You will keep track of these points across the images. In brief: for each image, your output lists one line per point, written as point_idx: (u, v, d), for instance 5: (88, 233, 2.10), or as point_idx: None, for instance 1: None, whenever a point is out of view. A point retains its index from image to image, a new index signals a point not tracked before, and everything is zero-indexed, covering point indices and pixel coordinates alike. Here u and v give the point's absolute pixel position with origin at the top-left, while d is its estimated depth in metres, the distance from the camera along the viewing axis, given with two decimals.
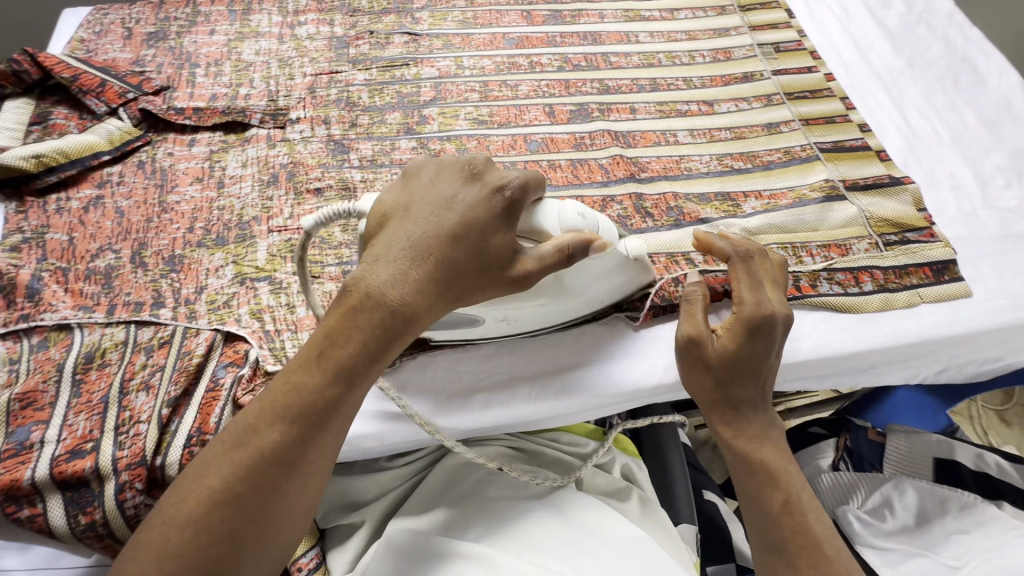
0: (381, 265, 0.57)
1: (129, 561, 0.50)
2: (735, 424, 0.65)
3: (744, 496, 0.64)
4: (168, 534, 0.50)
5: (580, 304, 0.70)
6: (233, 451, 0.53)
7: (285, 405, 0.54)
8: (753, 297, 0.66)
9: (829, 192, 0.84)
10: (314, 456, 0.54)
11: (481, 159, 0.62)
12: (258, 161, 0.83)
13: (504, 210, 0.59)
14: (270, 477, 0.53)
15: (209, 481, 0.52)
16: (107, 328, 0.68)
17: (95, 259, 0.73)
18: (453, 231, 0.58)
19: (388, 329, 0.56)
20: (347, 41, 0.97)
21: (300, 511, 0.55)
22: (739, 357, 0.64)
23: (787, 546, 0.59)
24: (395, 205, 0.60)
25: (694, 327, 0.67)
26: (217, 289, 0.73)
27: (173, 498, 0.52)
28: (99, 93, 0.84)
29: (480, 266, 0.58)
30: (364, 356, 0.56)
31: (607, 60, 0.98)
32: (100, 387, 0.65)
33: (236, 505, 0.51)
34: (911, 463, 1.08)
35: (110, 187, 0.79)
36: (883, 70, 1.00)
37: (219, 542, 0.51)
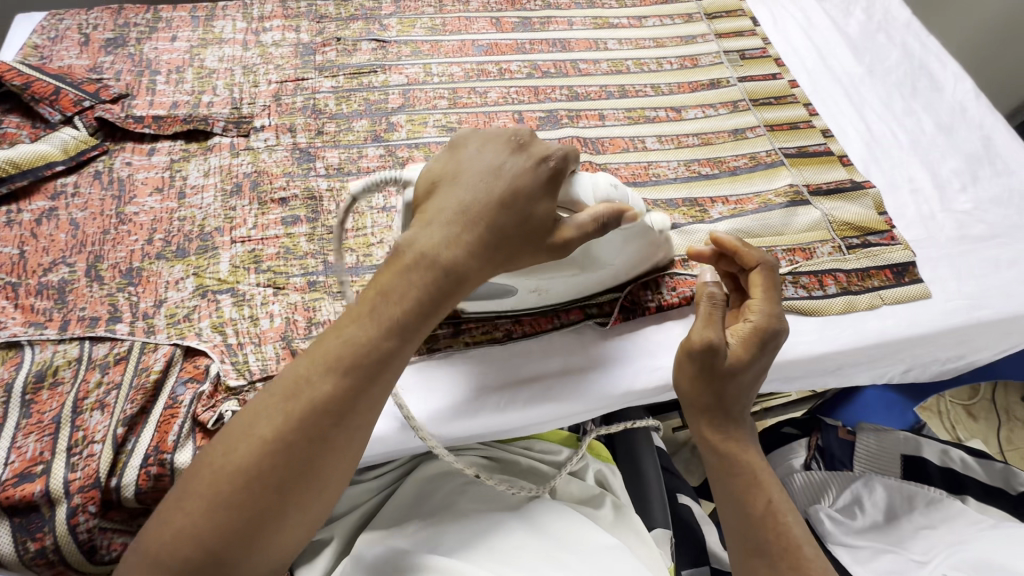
0: (431, 227, 0.59)
1: (181, 509, 0.52)
2: (726, 426, 0.66)
3: (726, 497, 0.64)
4: (223, 478, 0.52)
5: (607, 277, 0.72)
6: (286, 402, 0.54)
7: (337, 357, 0.55)
8: (774, 315, 0.67)
9: (793, 197, 0.86)
10: (363, 409, 0.56)
11: (525, 131, 0.64)
12: (220, 170, 0.81)
13: (549, 181, 0.61)
14: (323, 428, 0.54)
15: (261, 431, 0.53)
16: (60, 345, 0.66)
17: (48, 273, 0.71)
18: (500, 197, 0.60)
19: (437, 288, 0.58)
20: (314, 47, 0.96)
21: (346, 465, 0.56)
22: (750, 370, 0.65)
23: (770, 547, 0.60)
24: (445, 169, 0.62)
25: (713, 332, 0.65)
26: (177, 302, 0.71)
27: (227, 445, 0.54)
28: (53, 101, 0.82)
29: (525, 234, 0.60)
30: (414, 314, 0.58)
31: (576, 67, 0.98)
32: (52, 407, 0.63)
33: (288, 456, 0.53)
34: (880, 460, 1.10)
35: (65, 199, 0.77)
36: (844, 77, 1.03)
37: (269, 492, 0.52)
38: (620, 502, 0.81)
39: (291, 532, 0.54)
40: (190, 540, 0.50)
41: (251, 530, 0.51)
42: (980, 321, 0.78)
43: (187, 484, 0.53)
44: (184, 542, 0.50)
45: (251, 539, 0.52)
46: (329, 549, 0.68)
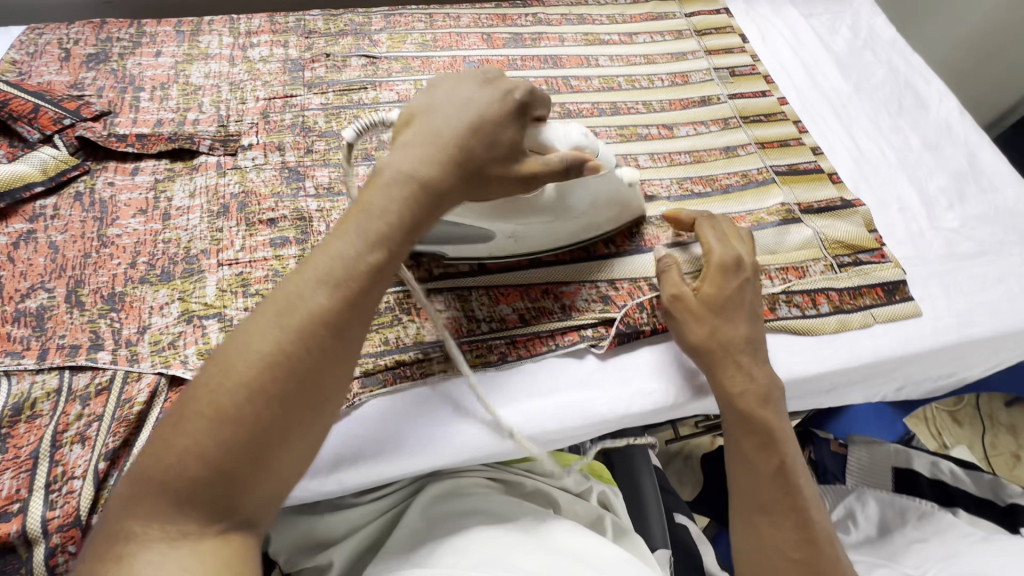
0: (412, 145, 0.57)
1: (178, 434, 0.48)
2: (741, 379, 0.68)
3: (738, 454, 0.68)
4: (217, 401, 0.48)
5: (578, 229, 0.76)
6: (282, 316, 0.51)
7: (333, 268, 0.52)
8: (726, 245, 0.72)
9: (785, 215, 0.86)
10: (358, 322, 0.53)
11: (493, 69, 0.64)
12: (206, 191, 0.79)
13: (518, 114, 0.61)
14: (318, 342, 0.51)
15: (257, 347, 0.50)
16: (38, 375, 0.64)
17: (25, 299, 0.68)
18: (474, 119, 0.58)
19: (428, 199, 0.56)
20: (303, 63, 0.94)
21: (344, 379, 0.54)
22: (730, 297, 0.69)
23: (776, 504, 0.64)
24: (418, 103, 0.61)
25: (677, 288, 0.71)
26: (162, 328, 0.68)
27: (218, 366, 0.50)
28: (32, 119, 0.79)
29: (503, 158, 0.60)
30: (407, 227, 0.55)
31: (568, 84, 0.98)
32: (29, 441, 0.60)
33: (288, 370, 0.49)
34: (871, 474, 1.11)
35: (44, 221, 0.74)
36: (832, 94, 1.04)
37: (273, 407, 0.49)
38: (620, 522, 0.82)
39: (299, 451, 0.51)
40: (197, 461, 0.47)
41: (257, 449, 0.48)
42: (970, 339, 0.79)
43: (180, 410, 0.49)
44: (188, 467, 0.47)
45: (255, 458, 0.48)
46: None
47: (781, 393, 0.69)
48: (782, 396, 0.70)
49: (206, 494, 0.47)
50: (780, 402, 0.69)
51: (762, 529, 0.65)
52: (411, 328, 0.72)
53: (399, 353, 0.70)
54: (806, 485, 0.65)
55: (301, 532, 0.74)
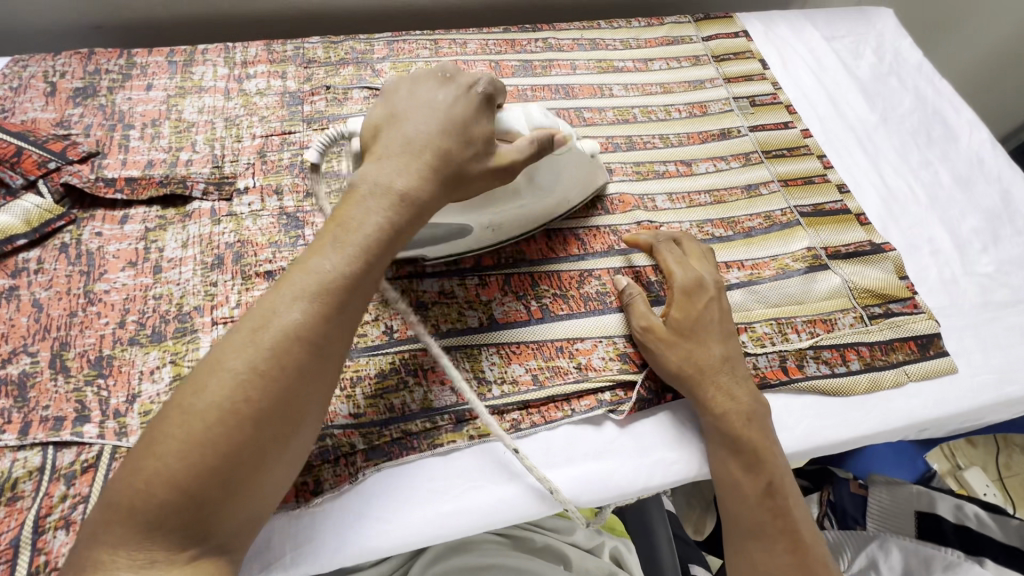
0: (385, 157, 0.56)
1: (150, 456, 0.46)
2: (722, 397, 0.67)
3: (725, 477, 0.66)
4: (190, 422, 0.46)
5: (550, 206, 0.78)
6: (256, 334, 0.49)
7: (308, 283, 0.51)
8: (686, 269, 0.73)
9: (812, 261, 0.82)
10: (337, 337, 0.52)
11: (450, 66, 0.64)
12: (200, 241, 0.75)
13: (483, 105, 0.62)
14: (296, 360, 0.49)
15: (231, 366, 0.48)
16: (20, 452, 0.60)
17: (6, 365, 0.64)
18: (442, 123, 0.59)
19: (406, 211, 0.55)
20: (302, 97, 0.89)
21: (322, 395, 0.52)
22: (699, 320, 0.70)
23: (766, 528, 0.64)
24: (381, 113, 0.61)
25: (646, 319, 0.71)
26: (152, 396, 0.64)
27: (192, 386, 0.48)
28: (15, 164, 0.75)
29: (476, 152, 0.59)
30: (385, 237, 0.54)
31: (581, 116, 0.93)
32: (9, 528, 0.56)
33: (264, 387, 0.48)
34: (893, 517, 1.07)
35: (27, 276, 0.70)
36: (857, 124, 0.99)
37: (247, 426, 0.47)
38: None
39: (275, 473, 0.50)
40: (167, 484, 0.45)
41: (231, 468, 0.46)
42: (1009, 397, 0.74)
43: (151, 434, 0.47)
44: (157, 489, 0.45)
45: (231, 480, 0.46)
46: None
47: (766, 412, 0.68)
48: (769, 415, 0.69)
49: (176, 518, 0.45)
50: (767, 421, 0.67)
51: (756, 556, 0.63)
52: (417, 394, 0.67)
53: (404, 423, 0.66)
54: (795, 506, 0.65)
55: None
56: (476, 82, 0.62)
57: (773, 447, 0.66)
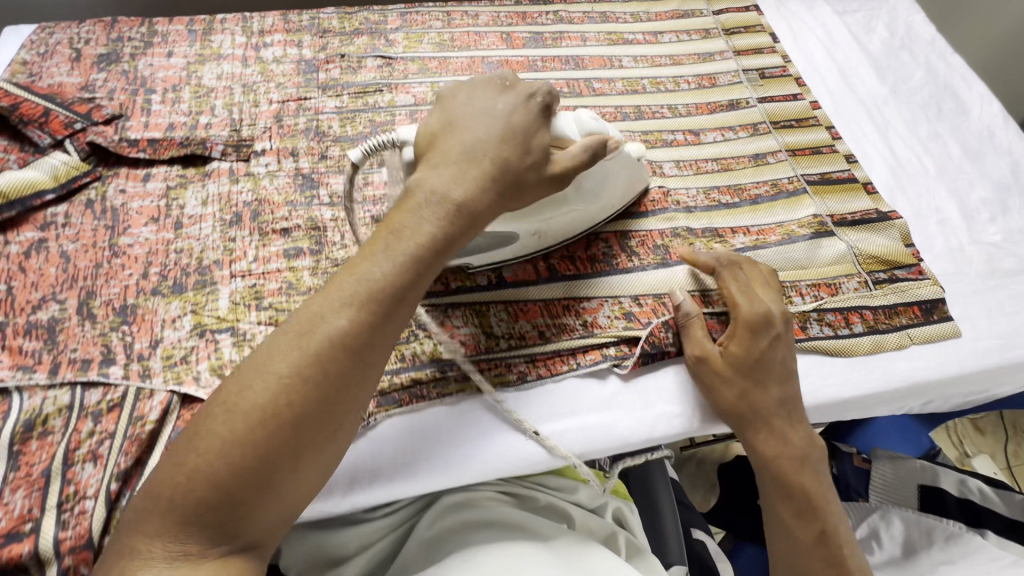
0: (439, 165, 0.58)
1: (192, 451, 0.48)
2: (777, 442, 0.67)
3: (777, 521, 0.68)
4: (233, 421, 0.48)
5: (597, 211, 0.77)
6: (301, 339, 0.51)
7: (356, 289, 0.52)
8: (753, 301, 0.70)
9: (818, 228, 0.82)
10: (379, 347, 0.53)
11: (509, 74, 0.64)
12: (219, 199, 0.77)
13: (543, 116, 0.62)
14: (339, 366, 0.51)
15: (275, 369, 0.49)
16: (50, 391, 0.63)
17: (36, 311, 0.67)
18: (502, 131, 0.60)
19: (453, 222, 0.56)
20: (317, 64, 0.91)
21: (362, 402, 0.54)
22: (757, 356, 0.67)
23: (812, 573, 0.65)
24: (441, 119, 0.61)
25: (701, 348, 0.69)
26: (174, 342, 0.67)
27: (237, 385, 0.50)
28: (43, 124, 0.78)
29: (531, 164, 0.60)
30: (431, 249, 0.55)
31: (590, 86, 0.94)
32: (41, 459, 0.59)
33: (307, 391, 0.50)
34: (896, 490, 1.07)
35: (55, 229, 0.73)
36: (867, 97, 0.99)
37: (287, 429, 0.49)
38: (635, 540, 0.81)
39: (310, 476, 0.51)
40: (206, 481, 0.47)
41: (269, 469, 0.48)
42: (1012, 361, 0.75)
43: (194, 429, 0.49)
44: (197, 487, 0.46)
45: (267, 480, 0.48)
46: None
47: (819, 455, 0.69)
48: (822, 458, 0.69)
49: (212, 514, 0.46)
50: (820, 465, 0.69)
51: None
52: (428, 347, 0.70)
53: (415, 373, 0.68)
54: (850, 556, 0.65)
55: (314, 547, 0.73)
56: (536, 93, 0.63)
57: (829, 492, 0.68)
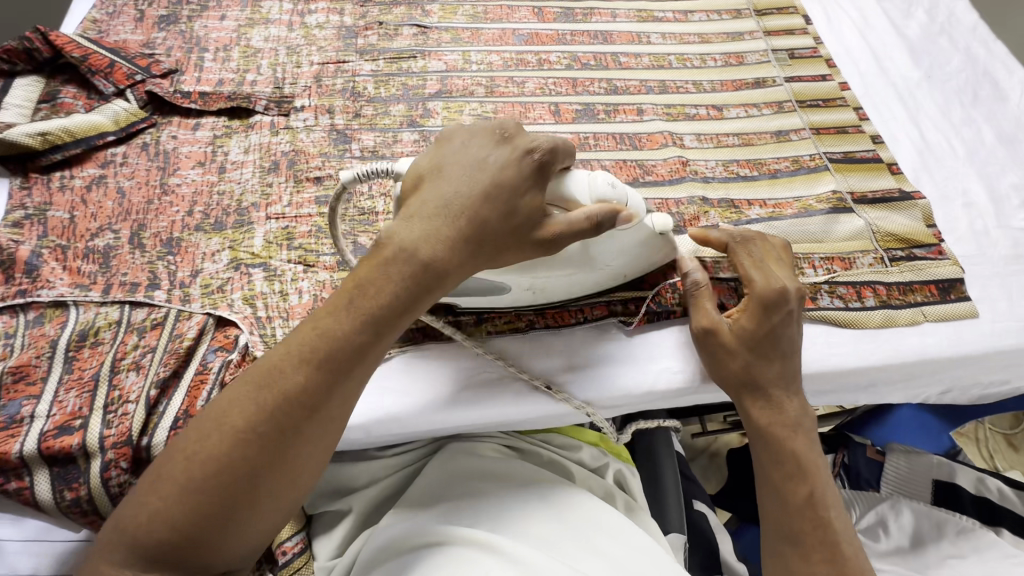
0: (414, 220, 0.57)
1: (154, 493, 0.52)
2: (770, 410, 0.67)
3: (768, 487, 0.67)
4: (191, 469, 0.52)
5: (604, 278, 0.70)
6: (258, 394, 0.53)
7: (316, 348, 0.54)
8: (765, 275, 0.69)
9: (836, 204, 0.83)
10: (337, 402, 0.55)
11: (512, 122, 0.61)
12: (260, 148, 0.83)
13: (536, 174, 0.58)
14: (294, 421, 0.53)
15: (233, 422, 0.53)
16: (102, 307, 0.69)
17: (94, 238, 0.74)
18: (486, 188, 0.57)
19: (418, 282, 0.57)
20: (357, 31, 0.97)
21: (319, 454, 0.56)
22: (765, 335, 0.67)
23: (803, 537, 0.63)
24: (428, 165, 0.60)
25: (707, 318, 0.70)
26: (212, 273, 0.73)
27: (198, 433, 0.53)
28: (108, 74, 0.85)
29: (514, 227, 0.58)
30: (392, 309, 0.56)
31: (617, 60, 0.97)
32: (92, 365, 0.66)
33: (259, 447, 0.52)
34: (910, 483, 1.05)
35: (113, 167, 0.80)
36: (900, 80, 0.98)
37: (240, 482, 0.52)
38: (634, 503, 0.82)
39: (267, 519, 0.54)
40: (165, 523, 0.51)
41: (222, 517, 0.51)
42: None
43: (158, 470, 0.53)
44: (155, 528, 0.51)
45: (223, 525, 0.52)
46: (347, 521, 0.73)
47: (814, 425, 0.68)
48: (815, 427, 0.69)
49: (172, 552, 0.51)
50: (814, 433, 0.68)
51: (792, 564, 0.63)
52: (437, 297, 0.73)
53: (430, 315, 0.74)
54: (837, 520, 0.63)
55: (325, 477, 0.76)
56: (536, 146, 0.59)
57: (819, 456, 0.67)
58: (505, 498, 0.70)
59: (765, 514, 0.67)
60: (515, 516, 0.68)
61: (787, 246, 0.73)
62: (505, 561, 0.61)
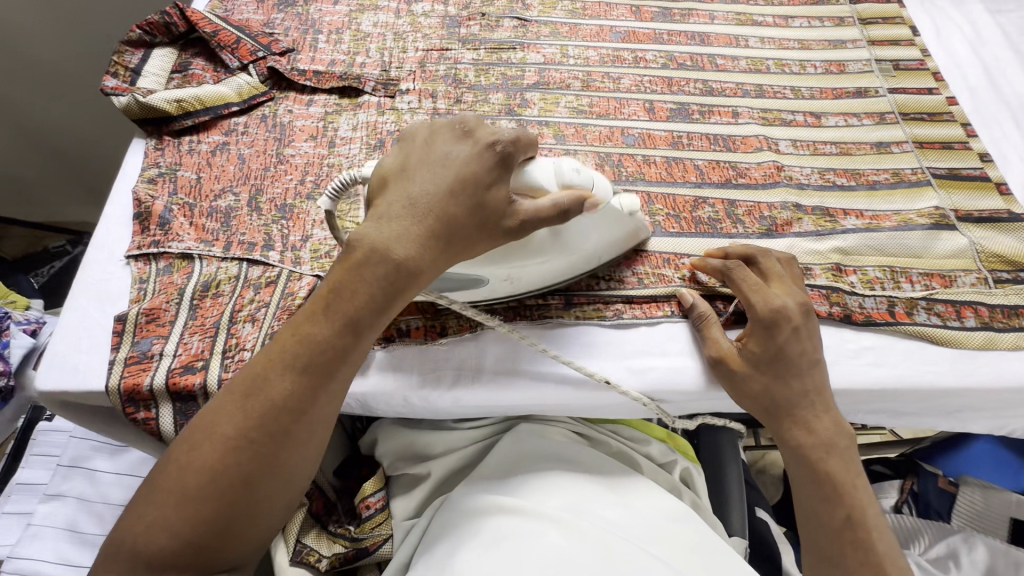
0: (385, 223, 0.57)
1: (150, 503, 0.54)
2: (804, 431, 0.65)
3: (806, 508, 0.64)
4: (185, 478, 0.54)
5: (579, 261, 0.71)
6: (243, 402, 0.55)
7: (295, 356, 0.56)
8: (765, 297, 0.67)
9: (938, 220, 0.81)
10: (321, 404, 0.57)
11: (468, 116, 0.61)
12: (367, 126, 0.88)
13: (499, 167, 0.58)
14: (281, 425, 0.55)
15: (221, 432, 0.55)
16: (223, 262, 0.75)
17: (217, 199, 0.81)
18: (452, 185, 0.57)
19: (395, 287, 0.57)
20: (460, 21, 1.00)
21: (310, 454, 0.59)
22: (779, 354, 0.65)
23: (844, 560, 0.60)
24: (391, 170, 0.60)
25: (719, 344, 0.69)
26: (321, 239, 0.78)
27: (187, 446, 0.55)
28: (234, 49, 0.92)
29: (483, 220, 0.58)
30: (371, 313, 0.57)
31: (713, 62, 0.97)
32: (213, 314, 0.72)
33: (250, 453, 0.54)
34: (984, 520, 1.00)
35: (235, 136, 0.87)
36: (1012, 98, 0.95)
37: (234, 487, 0.54)
38: (699, 501, 0.82)
39: (267, 518, 0.57)
40: (163, 531, 0.53)
41: (221, 521, 0.54)
42: None
43: (154, 482, 0.56)
44: (156, 537, 0.53)
45: (221, 530, 0.54)
46: (424, 486, 0.75)
47: (849, 443, 0.66)
48: (853, 445, 0.66)
49: (175, 559, 0.53)
50: (851, 453, 0.65)
51: None
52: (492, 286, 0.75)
53: (522, 296, 0.76)
54: (880, 541, 0.61)
55: (404, 442, 0.79)
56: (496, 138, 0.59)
57: (858, 475, 0.64)
58: (565, 477, 0.70)
59: (804, 534, 0.65)
60: (570, 494, 0.68)
61: (792, 261, 0.72)
62: (569, 534, 0.61)
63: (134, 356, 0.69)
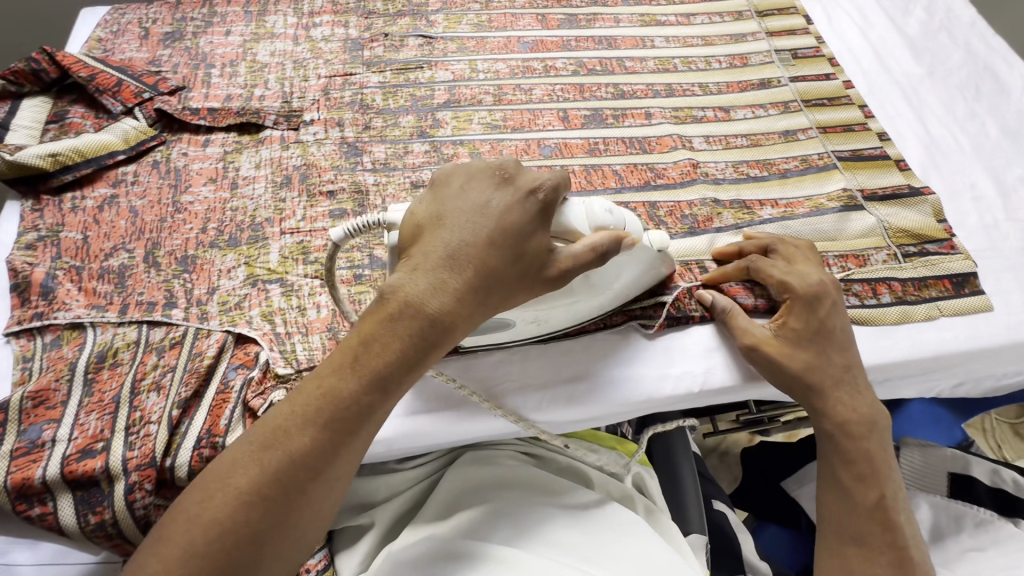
0: (420, 272, 0.54)
1: (150, 557, 0.48)
2: (847, 405, 0.67)
3: (833, 484, 0.68)
4: (191, 533, 0.48)
5: (598, 307, 0.69)
6: (263, 453, 0.51)
7: (321, 410, 0.52)
8: (801, 276, 0.70)
9: (847, 201, 0.84)
10: (343, 462, 0.52)
11: (511, 163, 0.60)
12: (272, 162, 0.83)
13: (541, 215, 0.57)
14: (298, 483, 0.50)
15: (237, 483, 0.49)
16: (119, 328, 0.69)
17: (108, 258, 0.74)
18: (492, 233, 0.55)
19: (425, 337, 0.54)
20: (362, 43, 0.97)
21: (325, 518, 0.53)
22: (820, 331, 0.68)
23: (869, 539, 0.64)
24: (428, 210, 0.57)
25: (748, 326, 0.70)
26: (229, 290, 0.73)
27: (195, 496, 0.50)
28: (115, 92, 0.85)
29: (519, 270, 0.56)
30: (398, 366, 0.53)
31: (622, 65, 0.97)
32: (112, 387, 0.65)
33: (263, 510, 0.49)
34: (922, 479, 0.98)
35: (125, 186, 0.80)
36: (902, 77, 1.00)
37: (243, 546, 0.48)
38: (653, 506, 0.79)
39: None
40: None
41: None
42: None
43: (155, 535, 0.49)
44: None
45: None
46: (370, 535, 0.70)
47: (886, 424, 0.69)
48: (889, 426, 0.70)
49: None
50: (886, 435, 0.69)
51: (853, 561, 0.64)
52: None
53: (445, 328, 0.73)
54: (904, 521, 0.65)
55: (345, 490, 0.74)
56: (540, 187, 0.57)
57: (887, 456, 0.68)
58: (511, 504, 0.68)
59: (827, 512, 0.68)
60: (520, 523, 0.66)
61: (812, 247, 0.74)
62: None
63: (21, 446, 0.61)
